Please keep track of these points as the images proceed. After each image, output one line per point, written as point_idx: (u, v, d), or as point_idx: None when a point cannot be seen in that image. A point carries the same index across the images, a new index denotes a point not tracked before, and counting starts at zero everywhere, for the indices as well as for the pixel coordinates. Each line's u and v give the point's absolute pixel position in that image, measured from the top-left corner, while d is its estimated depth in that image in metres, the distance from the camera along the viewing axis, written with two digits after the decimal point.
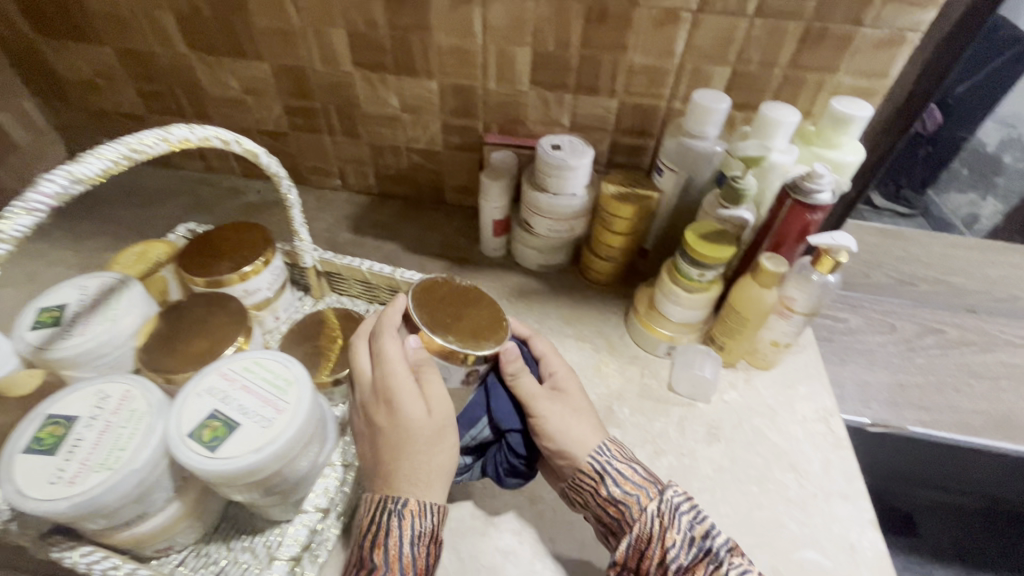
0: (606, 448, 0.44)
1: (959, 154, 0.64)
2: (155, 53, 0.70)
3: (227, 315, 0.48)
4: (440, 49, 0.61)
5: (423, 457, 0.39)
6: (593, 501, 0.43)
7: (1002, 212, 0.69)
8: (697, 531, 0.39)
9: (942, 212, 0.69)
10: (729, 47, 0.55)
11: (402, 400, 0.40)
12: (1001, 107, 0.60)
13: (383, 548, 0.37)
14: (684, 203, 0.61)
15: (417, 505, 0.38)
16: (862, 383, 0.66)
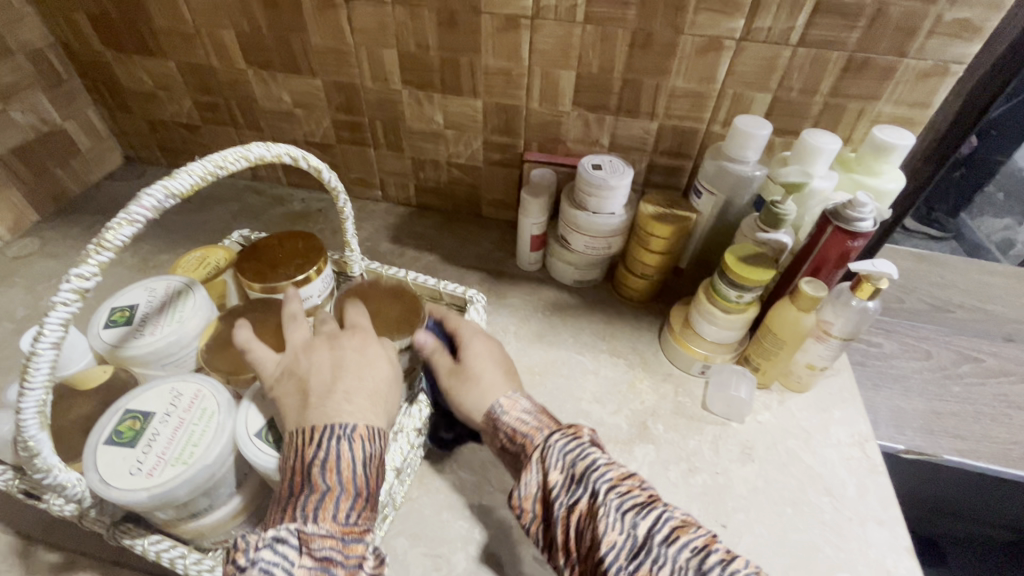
0: (501, 404, 0.45)
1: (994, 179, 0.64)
2: (214, 68, 0.73)
3: (281, 320, 0.49)
4: (487, 70, 0.63)
5: (380, 384, 0.41)
6: (499, 452, 0.45)
7: None
8: (575, 468, 0.38)
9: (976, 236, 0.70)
10: (770, 74, 0.56)
11: (366, 337, 0.44)
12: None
13: (335, 470, 0.35)
14: (722, 224, 0.62)
15: (366, 431, 0.38)
16: (896, 409, 0.65)
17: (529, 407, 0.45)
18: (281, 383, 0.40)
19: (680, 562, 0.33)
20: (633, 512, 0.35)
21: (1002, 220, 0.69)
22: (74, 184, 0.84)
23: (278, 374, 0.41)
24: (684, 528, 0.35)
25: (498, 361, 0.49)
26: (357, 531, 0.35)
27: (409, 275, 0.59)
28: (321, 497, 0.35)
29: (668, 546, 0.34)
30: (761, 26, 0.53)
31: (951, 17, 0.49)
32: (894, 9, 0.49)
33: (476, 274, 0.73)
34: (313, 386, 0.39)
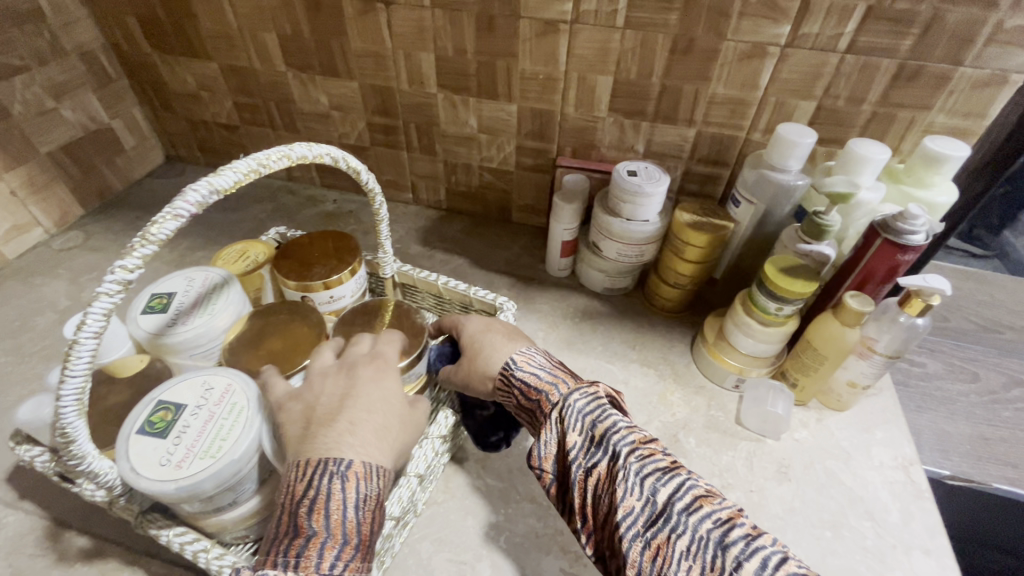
0: (514, 361, 0.44)
1: None
2: (256, 70, 0.75)
3: (306, 324, 0.49)
4: (523, 74, 0.63)
5: (388, 420, 0.39)
6: (516, 408, 0.44)
7: None
8: (596, 429, 0.37)
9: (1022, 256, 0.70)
10: (816, 82, 0.55)
11: (386, 368, 0.42)
12: None
13: (323, 514, 0.33)
14: (761, 234, 0.60)
15: (363, 468, 0.35)
16: (941, 433, 0.62)
17: (543, 362, 0.43)
18: (288, 408, 0.39)
19: (701, 531, 0.32)
20: (654, 478, 0.35)
21: None
22: (118, 181, 0.86)
23: (291, 397, 0.40)
24: (707, 498, 0.34)
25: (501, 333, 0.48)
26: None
27: (439, 279, 0.59)
28: (306, 542, 0.33)
29: (688, 514, 0.33)
30: (808, 32, 0.52)
31: (1013, 24, 0.47)
32: (950, 15, 0.48)
33: (504, 278, 0.73)
34: (319, 414, 0.38)
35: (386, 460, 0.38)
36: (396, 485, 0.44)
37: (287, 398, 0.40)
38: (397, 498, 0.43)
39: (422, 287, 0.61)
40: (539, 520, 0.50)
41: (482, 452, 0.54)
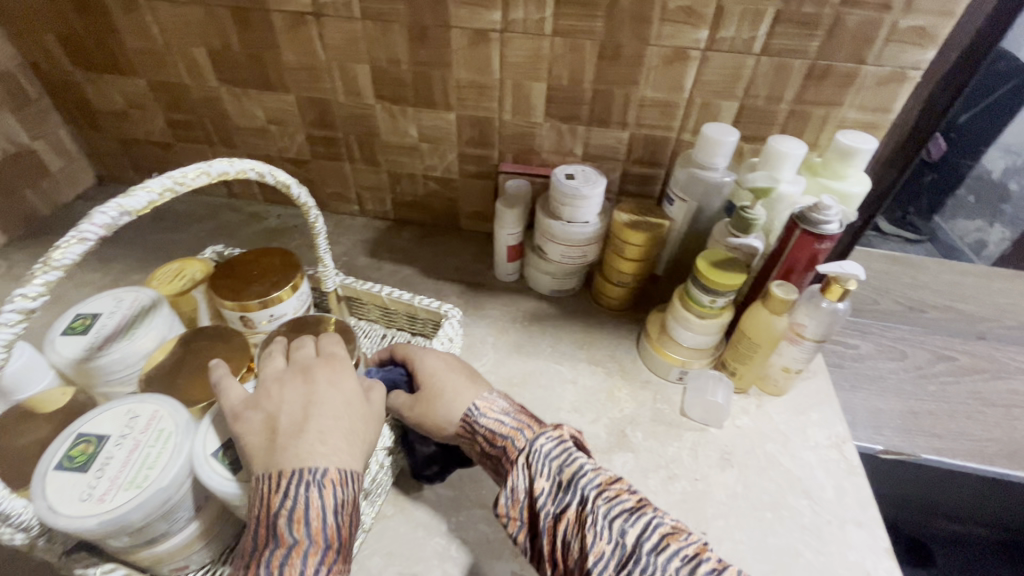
0: (475, 408, 0.45)
1: (964, 181, 0.67)
2: (187, 86, 0.73)
3: (229, 350, 0.48)
4: (460, 83, 0.64)
5: (355, 425, 0.39)
6: (480, 454, 0.46)
7: (1010, 238, 0.72)
8: (564, 475, 0.40)
9: (949, 238, 0.73)
10: (736, 83, 0.57)
11: (341, 369, 0.42)
12: (1004, 135, 0.62)
13: (304, 522, 0.34)
14: (695, 231, 0.62)
15: (338, 475, 0.36)
16: (874, 410, 0.66)
17: (506, 407, 0.46)
18: (244, 416, 0.38)
19: (669, 570, 0.34)
20: (621, 520, 0.37)
21: (975, 223, 0.72)
22: (44, 206, 0.82)
23: (248, 405, 0.39)
24: (674, 536, 0.37)
25: (460, 370, 0.48)
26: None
27: (383, 290, 0.58)
28: (287, 552, 0.33)
29: (656, 553, 0.35)
30: (725, 36, 0.54)
31: (906, 25, 0.50)
32: (851, 18, 0.51)
33: (453, 285, 0.73)
34: (284, 423, 0.37)
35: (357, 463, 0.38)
36: None
37: (242, 407, 0.39)
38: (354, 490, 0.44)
39: (367, 300, 0.60)
40: (491, 525, 0.50)
41: None
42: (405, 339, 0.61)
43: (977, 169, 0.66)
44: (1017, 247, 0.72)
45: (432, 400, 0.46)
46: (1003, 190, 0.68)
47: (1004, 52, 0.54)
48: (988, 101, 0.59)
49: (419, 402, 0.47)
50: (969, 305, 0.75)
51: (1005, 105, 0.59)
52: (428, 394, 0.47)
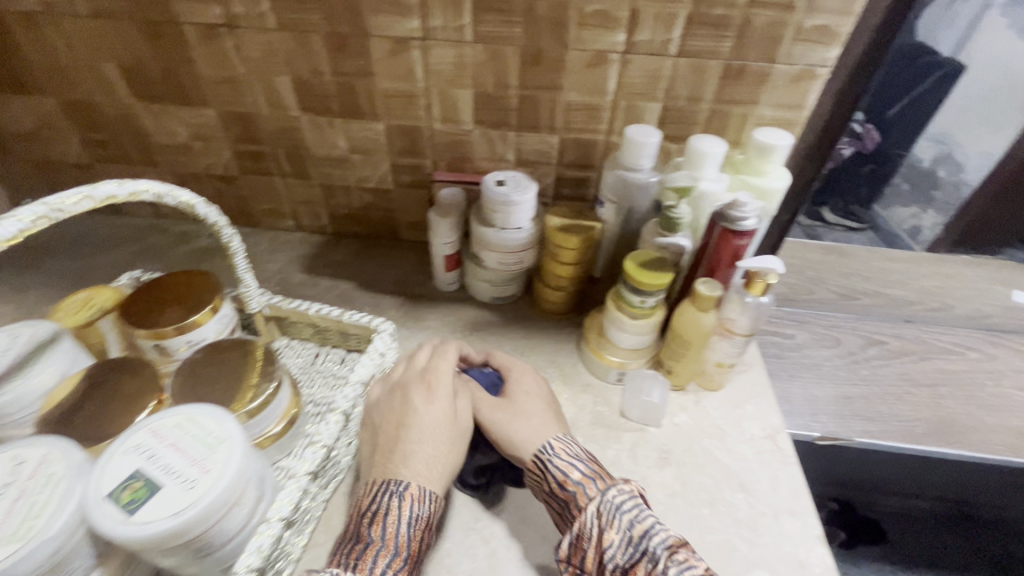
0: (549, 447, 0.47)
1: (900, 171, 0.72)
2: (100, 103, 0.69)
3: (139, 382, 0.45)
4: (385, 92, 0.63)
5: (437, 452, 0.46)
6: (547, 493, 0.46)
7: (942, 223, 0.78)
8: (635, 531, 0.40)
9: (888, 226, 0.78)
10: (657, 84, 0.58)
11: (437, 394, 0.48)
12: (932, 125, 0.67)
13: (381, 524, 0.41)
14: (628, 232, 0.62)
15: (417, 492, 0.43)
16: (811, 397, 0.68)
17: (579, 452, 0.47)
18: (373, 415, 0.49)
19: None
20: None
21: (911, 210, 0.77)
22: None
23: (375, 411, 0.49)
24: None
25: (543, 399, 0.52)
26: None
27: (311, 307, 0.57)
28: (365, 548, 0.40)
29: None
30: (641, 39, 0.55)
31: (810, 24, 0.52)
32: (758, 18, 0.52)
33: (393, 298, 0.71)
34: (387, 437, 0.46)
35: (438, 487, 0.45)
36: (256, 535, 0.38)
37: (375, 405, 0.49)
38: (283, 500, 0.40)
39: (296, 318, 0.58)
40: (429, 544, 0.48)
41: None
42: (340, 356, 0.59)
43: (910, 156, 0.70)
44: (948, 228, 0.78)
45: (513, 411, 0.50)
46: (936, 176, 0.73)
47: (920, 43, 0.60)
48: (914, 94, 0.64)
49: (501, 409, 0.51)
50: (898, 290, 0.80)
51: (932, 94, 0.64)
52: (513, 406, 0.51)
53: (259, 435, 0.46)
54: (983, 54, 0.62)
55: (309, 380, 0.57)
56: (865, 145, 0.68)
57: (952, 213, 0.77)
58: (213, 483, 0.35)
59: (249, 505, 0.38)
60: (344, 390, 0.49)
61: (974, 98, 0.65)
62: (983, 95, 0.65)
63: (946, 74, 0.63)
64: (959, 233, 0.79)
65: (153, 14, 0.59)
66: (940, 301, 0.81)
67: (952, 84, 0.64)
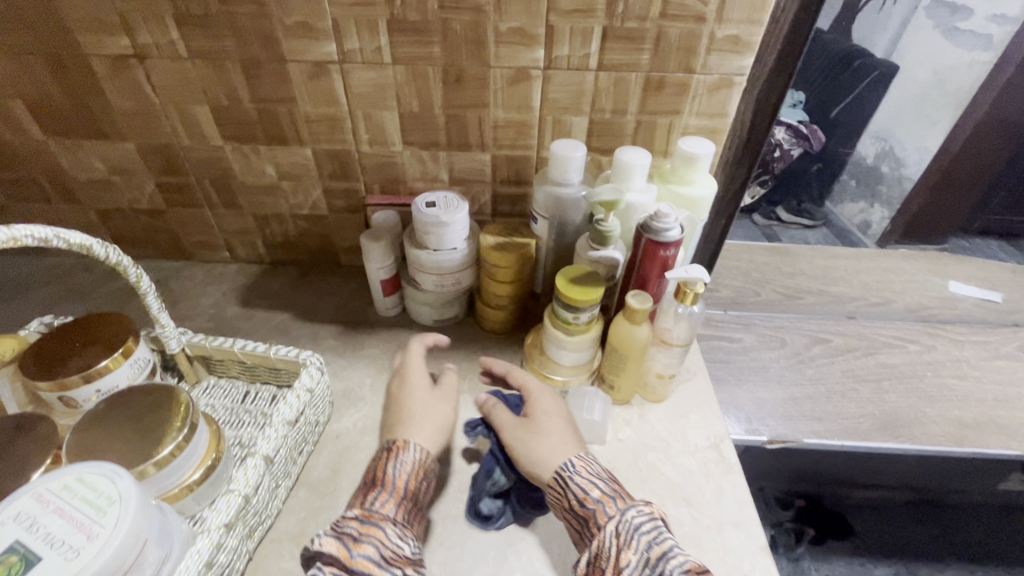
0: (571, 464, 0.46)
1: (846, 168, 0.79)
2: (8, 141, 0.66)
3: (35, 442, 0.42)
4: (308, 117, 0.61)
5: (415, 416, 0.50)
6: (565, 514, 0.44)
7: (889, 217, 0.86)
8: (653, 552, 0.39)
9: (840, 221, 0.86)
10: (581, 99, 0.58)
11: (411, 382, 0.53)
12: (870, 125, 0.75)
13: (382, 473, 0.44)
14: (564, 247, 0.62)
15: (403, 446, 0.47)
16: (758, 401, 0.68)
17: (601, 471, 0.45)
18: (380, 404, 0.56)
19: None
20: None
21: (858, 206, 0.85)
22: None
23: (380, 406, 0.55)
24: None
25: (561, 414, 0.51)
26: (377, 517, 0.41)
27: (235, 344, 0.54)
28: (367, 495, 0.43)
29: None
30: (560, 55, 0.55)
31: (722, 34, 0.53)
32: (671, 30, 0.53)
33: (333, 327, 0.69)
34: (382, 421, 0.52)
35: (428, 445, 0.48)
36: None
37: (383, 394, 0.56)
38: (191, 558, 0.38)
39: (222, 356, 0.55)
40: None
41: (296, 527, 0.49)
42: (271, 393, 0.57)
43: (853, 154, 0.77)
44: (894, 222, 0.87)
45: (532, 431, 0.49)
46: (878, 172, 0.80)
47: (861, 52, 0.66)
48: (855, 94, 0.70)
49: (523, 427, 0.49)
50: (842, 287, 0.84)
51: (867, 96, 0.71)
52: (533, 425, 0.49)
53: (171, 487, 0.43)
54: (911, 56, 0.68)
55: (236, 420, 0.54)
56: (812, 145, 0.73)
57: (898, 207, 0.85)
58: (98, 551, 0.32)
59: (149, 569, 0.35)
60: (267, 431, 0.47)
61: (908, 98, 0.72)
62: (916, 94, 0.72)
63: (876, 78, 0.70)
64: (905, 224, 0.87)
65: (57, 47, 0.57)
66: (881, 296, 0.83)
67: (886, 85, 0.70)
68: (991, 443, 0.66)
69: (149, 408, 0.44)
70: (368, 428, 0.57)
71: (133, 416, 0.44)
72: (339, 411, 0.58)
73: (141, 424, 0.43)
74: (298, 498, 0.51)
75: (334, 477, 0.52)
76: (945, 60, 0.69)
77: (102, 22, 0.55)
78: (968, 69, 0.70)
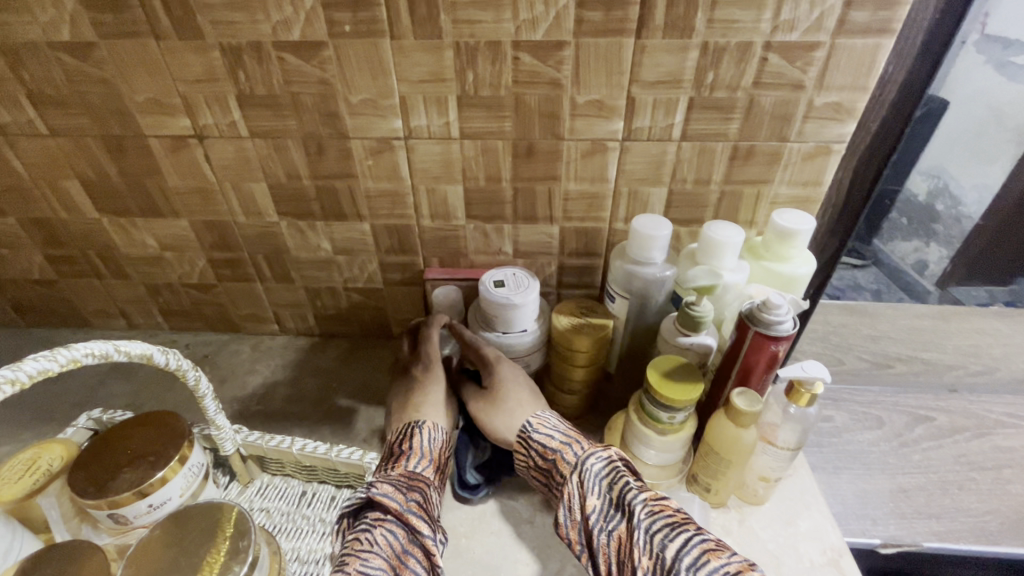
0: (533, 427, 0.49)
1: (895, 207, 0.65)
2: (64, 220, 0.64)
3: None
4: (369, 192, 0.58)
5: (424, 402, 0.54)
6: (535, 470, 0.49)
7: (947, 256, 0.71)
8: (614, 493, 0.43)
9: (892, 261, 0.72)
10: (661, 169, 0.54)
11: (431, 366, 0.56)
12: (921, 162, 0.60)
13: (406, 443, 0.49)
14: (643, 325, 0.57)
15: (431, 425, 0.51)
16: (862, 494, 0.60)
17: (557, 424, 0.49)
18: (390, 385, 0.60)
19: None
20: (664, 536, 0.40)
21: (912, 244, 0.70)
22: None
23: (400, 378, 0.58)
24: (714, 552, 0.38)
25: (526, 385, 0.54)
26: (418, 476, 0.47)
27: (293, 444, 0.50)
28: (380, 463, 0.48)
29: (694, 569, 0.37)
30: (641, 126, 0.51)
31: (822, 102, 0.48)
32: (765, 99, 0.49)
33: None
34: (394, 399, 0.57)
35: (445, 423, 0.54)
36: None
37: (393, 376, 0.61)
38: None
39: (277, 456, 0.51)
40: None
41: None
42: (328, 496, 0.52)
43: (903, 193, 0.64)
44: (955, 261, 0.72)
45: (495, 404, 0.52)
46: (932, 210, 0.67)
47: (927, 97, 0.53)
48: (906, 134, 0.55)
49: (488, 404, 0.53)
50: (938, 352, 0.74)
51: (921, 133, 0.56)
52: (493, 400, 0.52)
53: None
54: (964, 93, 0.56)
55: (292, 529, 0.49)
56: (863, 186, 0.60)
57: (957, 245, 0.70)
58: None
59: None
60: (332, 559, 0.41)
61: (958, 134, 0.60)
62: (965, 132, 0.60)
63: (931, 111, 0.55)
64: (969, 263, 0.71)
65: (117, 130, 0.55)
66: (981, 363, 0.74)
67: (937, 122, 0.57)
68: None
69: (209, 534, 0.40)
70: None
71: (192, 546, 0.39)
72: None
73: (201, 554, 0.39)
74: None
75: None
76: (1000, 99, 0.58)
77: (163, 105, 0.53)
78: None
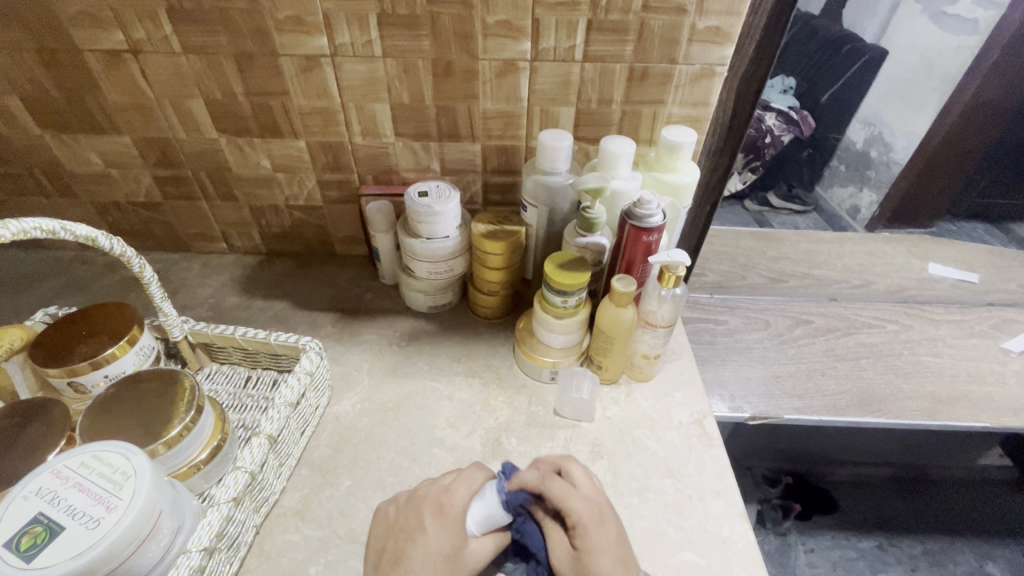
0: None
1: (835, 154, 0.81)
2: (5, 136, 0.66)
3: (47, 427, 0.44)
4: (301, 110, 0.62)
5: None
6: None
7: (877, 200, 0.87)
8: None
9: (830, 206, 0.88)
10: (568, 90, 0.60)
11: (450, 522, 0.43)
12: (859, 110, 0.76)
13: None
14: (553, 232, 0.64)
15: None
16: (742, 379, 0.71)
17: None
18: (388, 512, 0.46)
19: None
20: None
21: (848, 191, 0.87)
22: None
23: (388, 508, 0.46)
24: None
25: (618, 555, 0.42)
26: None
27: (236, 331, 0.56)
28: None
29: None
30: (547, 46, 0.56)
31: (703, 26, 0.54)
32: (654, 22, 0.54)
33: (330, 314, 0.71)
34: (389, 546, 0.43)
35: None
36: (173, 567, 0.38)
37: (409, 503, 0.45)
38: (203, 529, 0.40)
39: (224, 343, 0.58)
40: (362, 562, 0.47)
41: (300, 503, 0.51)
42: (271, 379, 0.59)
43: (843, 140, 0.79)
44: (883, 206, 0.88)
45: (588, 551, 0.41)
46: (868, 158, 0.82)
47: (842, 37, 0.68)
48: (844, 79, 0.72)
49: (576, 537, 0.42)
50: (825, 269, 0.88)
51: (858, 81, 0.72)
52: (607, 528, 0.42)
53: (179, 465, 0.45)
54: (900, 39, 0.70)
55: (239, 404, 0.57)
56: (803, 130, 0.76)
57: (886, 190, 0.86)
58: (117, 522, 0.35)
59: (164, 537, 0.38)
60: (270, 412, 0.49)
61: (894, 82, 0.74)
62: (900, 77, 0.74)
63: (865, 64, 0.71)
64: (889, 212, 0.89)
65: (51, 42, 0.57)
66: (861, 278, 0.89)
67: (875, 68, 0.72)
68: (963, 416, 0.70)
69: (156, 394, 0.47)
70: (366, 410, 0.59)
71: (142, 400, 0.46)
72: (338, 394, 0.60)
73: (151, 408, 0.46)
74: (300, 476, 0.53)
75: (335, 456, 0.55)
76: (936, 46, 0.71)
77: (93, 17, 0.55)
78: (954, 54, 0.72)
